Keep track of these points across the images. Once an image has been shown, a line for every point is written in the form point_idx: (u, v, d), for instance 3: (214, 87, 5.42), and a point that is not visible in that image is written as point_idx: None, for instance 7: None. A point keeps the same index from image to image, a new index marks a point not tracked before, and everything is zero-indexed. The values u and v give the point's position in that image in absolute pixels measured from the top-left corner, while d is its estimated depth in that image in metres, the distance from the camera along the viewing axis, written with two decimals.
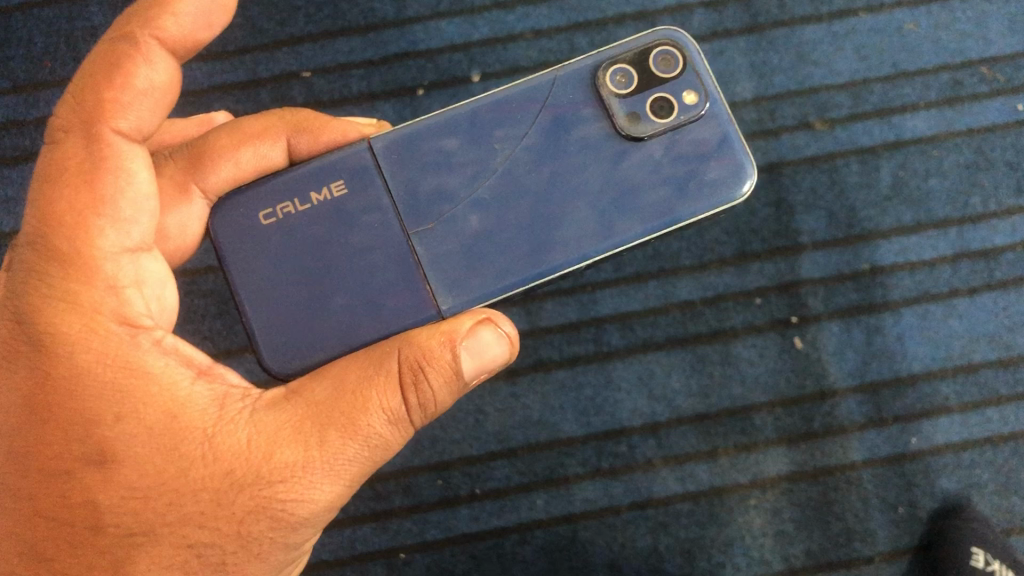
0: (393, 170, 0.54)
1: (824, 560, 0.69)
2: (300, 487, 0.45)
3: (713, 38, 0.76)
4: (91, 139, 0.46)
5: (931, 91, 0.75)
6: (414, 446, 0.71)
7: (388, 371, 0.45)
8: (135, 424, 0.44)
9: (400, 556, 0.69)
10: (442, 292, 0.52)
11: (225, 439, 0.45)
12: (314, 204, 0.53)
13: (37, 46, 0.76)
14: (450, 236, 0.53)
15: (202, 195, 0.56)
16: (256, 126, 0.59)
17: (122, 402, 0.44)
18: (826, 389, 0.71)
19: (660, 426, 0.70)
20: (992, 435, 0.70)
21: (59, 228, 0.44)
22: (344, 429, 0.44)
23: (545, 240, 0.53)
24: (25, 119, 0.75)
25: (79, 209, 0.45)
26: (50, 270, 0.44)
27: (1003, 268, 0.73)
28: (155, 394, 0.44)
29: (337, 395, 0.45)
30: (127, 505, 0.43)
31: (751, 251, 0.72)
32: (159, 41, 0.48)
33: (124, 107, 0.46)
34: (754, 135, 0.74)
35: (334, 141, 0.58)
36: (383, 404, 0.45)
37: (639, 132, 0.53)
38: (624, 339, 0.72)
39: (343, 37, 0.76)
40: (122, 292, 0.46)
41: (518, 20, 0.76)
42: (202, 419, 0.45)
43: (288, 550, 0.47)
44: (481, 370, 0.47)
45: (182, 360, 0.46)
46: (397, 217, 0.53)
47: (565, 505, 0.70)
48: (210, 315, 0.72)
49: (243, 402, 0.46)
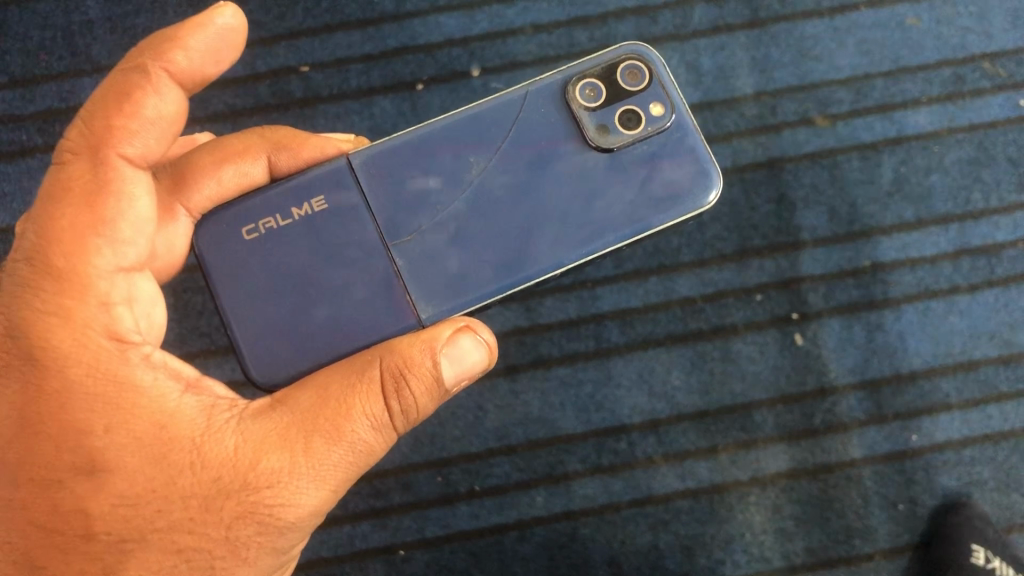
0: (370, 185, 0.54)
1: (824, 557, 0.69)
2: (286, 493, 0.44)
3: (713, 33, 0.76)
4: (97, 163, 0.46)
5: (933, 86, 0.75)
6: (413, 443, 0.70)
7: (371, 379, 0.45)
8: (126, 435, 0.43)
9: (399, 553, 0.69)
10: (422, 301, 0.52)
11: (213, 448, 0.44)
12: (296, 219, 0.53)
13: (33, 40, 0.76)
14: (429, 247, 0.53)
15: (187, 213, 0.55)
16: (236, 145, 0.58)
17: (112, 414, 0.43)
18: (827, 385, 0.70)
19: (660, 423, 0.70)
20: (993, 432, 0.70)
21: (55, 243, 0.44)
22: (329, 436, 0.44)
23: (520, 250, 0.52)
24: (20, 114, 0.75)
25: (77, 226, 0.45)
26: (43, 284, 0.44)
27: (1004, 265, 0.72)
28: (144, 405, 0.44)
29: (321, 403, 0.45)
30: (117, 513, 0.43)
31: (752, 247, 0.72)
32: (169, 74, 0.48)
33: (131, 135, 0.47)
34: (754, 131, 0.74)
35: (314, 158, 0.59)
36: (366, 411, 0.45)
37: (608, 143, 0.53)
38: (624, 335, 0.71)
39: (341, 31, 0.76)
40: (116, 308, 0.45)
41: (518, 15, 0.76)
42: (190, 428, 0.45)
43: (277, 554, 0.46)
44: (461, 378, 0.47)
45: (170, 373, 0.46)
46: (377, 229, 0.53)
47: (564, 501, 0.69)
48: (208, 312, 0.72)
49: (230, 411, 0.46)
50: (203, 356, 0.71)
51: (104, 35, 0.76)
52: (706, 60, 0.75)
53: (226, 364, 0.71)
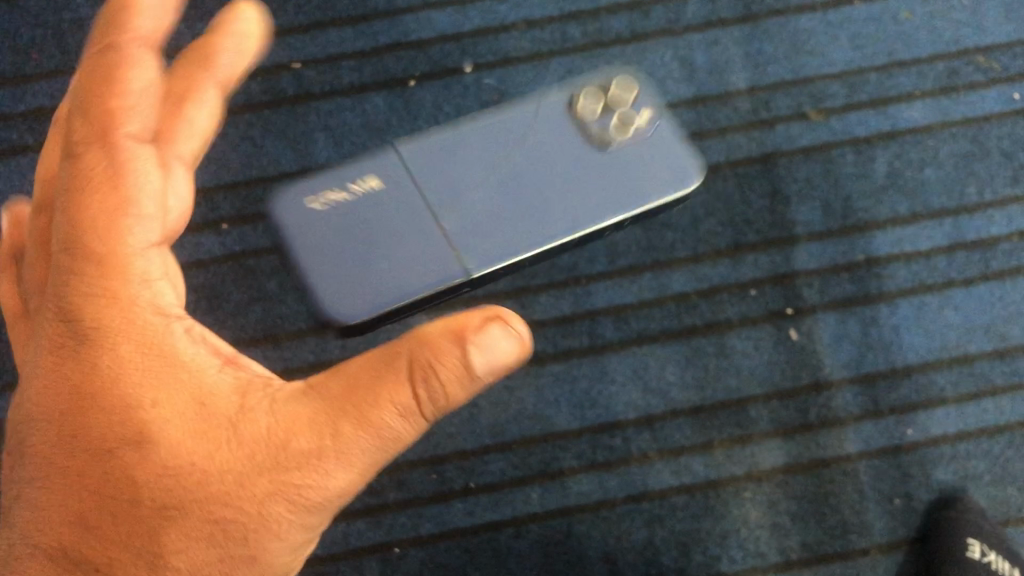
0: (419, 170, 0.69)
1: (820, 552, 0.68)
2: (317, 474, 0.42)
3: (706, 27, 0.76)
4: (109, 148, 0.44)
5: (927, 80, 0.75)
6: (408, 440, 0.70)
7: (398, 369, 0.41)
8: (173, 408, 0.42)
9: (394, 551, 0.68)
10: (466, 257, 0.66)
11: (248, 427, 0.42)
12: (359, 196, 0.67)
13: (24, 38, 0.75)
14: (469, 217, 0.67)
15: (177, 162, 0.50)
16: (178, 82, 0.52)
17: (159, 387, 0.42)
18: (822, 380, 0.70)
19: (655, 419, 0.70)
20: (987, 426, 0.70)
21: (87, 227, 0.42)
22: (357, 420, 0.41)
23: (540, 221, 0.66)
24: (11, 112, 0.74)
25: (107, 208, 0.43)
26: (85, 267, 0.42)
27: (999, 258, 0.72)
28: (185, 380, 0.42)
29: (351, 386, 0.42)
30: (160, 483, 0.41)
31: (746, 242, 0.72)
32: (139, 43, 0.45)
33: (129, 109, 0.44)
34: (748, 126, 0.74)
35: (231, 61, 0.52)
36: (392, 398, 0.41)
37: (606, 142, 0.69)
38: (618, 331, 0.71)
39: (333, 28, 0.75)
40: (152, 283, 0.44)
41: (511, 11, 0.76)
42: (225, 405, 0.42)
43: (310, 532, 0.44)
44: (493, 370, 0.41)
45: (210, 349, 0.44)
46: (424, 203, 0.67)
47: (559, 498, 0.69)
48: (201, 309, 0.72)
49: (265, 390, 0.43)
50: None
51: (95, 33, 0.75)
52: (698, 55, 0.75)
53: None
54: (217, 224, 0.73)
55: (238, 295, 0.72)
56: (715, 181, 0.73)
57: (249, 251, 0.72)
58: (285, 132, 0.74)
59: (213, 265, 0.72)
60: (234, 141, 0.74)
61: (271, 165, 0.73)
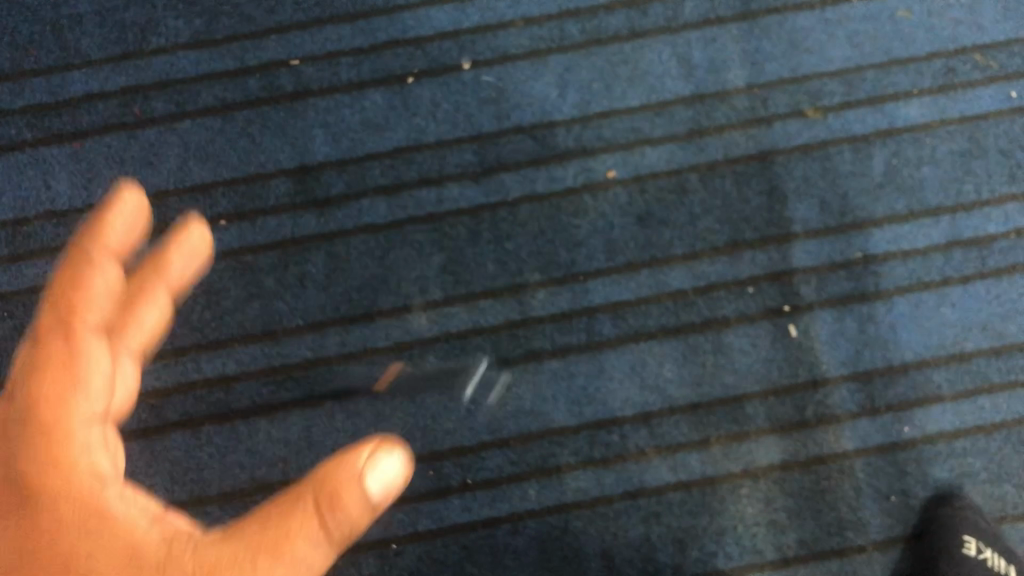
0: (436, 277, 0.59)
1: (816, 549, 0.69)
2: None
3: (704, 25, 0.76)
4: (71, 338, 0.41)
5: (924, 78, 0.75)
6: (405, 436, 0.70)
7: (303, 507, 0.39)
8: (105, 557, 0.38)
9: (392, 547, 0.69)
10: None
11: (174, 566, 0.38)
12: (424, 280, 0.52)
13: (22, 35, 0.75)
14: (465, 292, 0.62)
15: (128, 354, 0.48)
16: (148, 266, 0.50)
17: (86, 535, 0.38)
18: (819, 377, 0.71)
19: (652, 416, 0.70)
20: (984, 424, 0.70)
21: (37, 373, 0.40)
22: (272, 552, 0.38)
23: None
24: (9, 108, 0.74)
25: (57, 389, 0.40)
26: (27, 436, 0.39)
27: (996, 256, 0.72)
28: (113, 534, 0.38)
29: (262, 526, 0.39)
30: None
31: (743, 240, 0.72)
32: (104, 252, 0.45)
33: (91, 370, 0.41)
34: (745, 124, 0.74)
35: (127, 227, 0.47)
36: (302, 534, 0.38)
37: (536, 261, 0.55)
38: (616, 328, 0.71)
39: (332, 25, 0.75)
40: (96, 452, 0.40)
41: (509, 8, 0.76)
42: (148, 546, 0.39)
43: None
44: (387, 498, 0.40)
45: (139, 500, 0.40)
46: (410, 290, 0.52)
47: (556, 494, 0.69)
48: (199, 306, 0.72)
49: (193, 540, 0.39)
50: (194, 350, 0.71)
51: (93, 29, 0.75)
52: (696, 53, 0.75)
53: (218, 359, 0.71)
54: (215, 220, 0.73)
55: (236, 291, 0.72)
56: (712, 179, 0.73)
57: (247, 247, 0.72)
58: (283, 128, 0.74)
59: (211, 261, 0.72)
60: (232, 138, 0.74)
61: (269, 162, 0.74)
